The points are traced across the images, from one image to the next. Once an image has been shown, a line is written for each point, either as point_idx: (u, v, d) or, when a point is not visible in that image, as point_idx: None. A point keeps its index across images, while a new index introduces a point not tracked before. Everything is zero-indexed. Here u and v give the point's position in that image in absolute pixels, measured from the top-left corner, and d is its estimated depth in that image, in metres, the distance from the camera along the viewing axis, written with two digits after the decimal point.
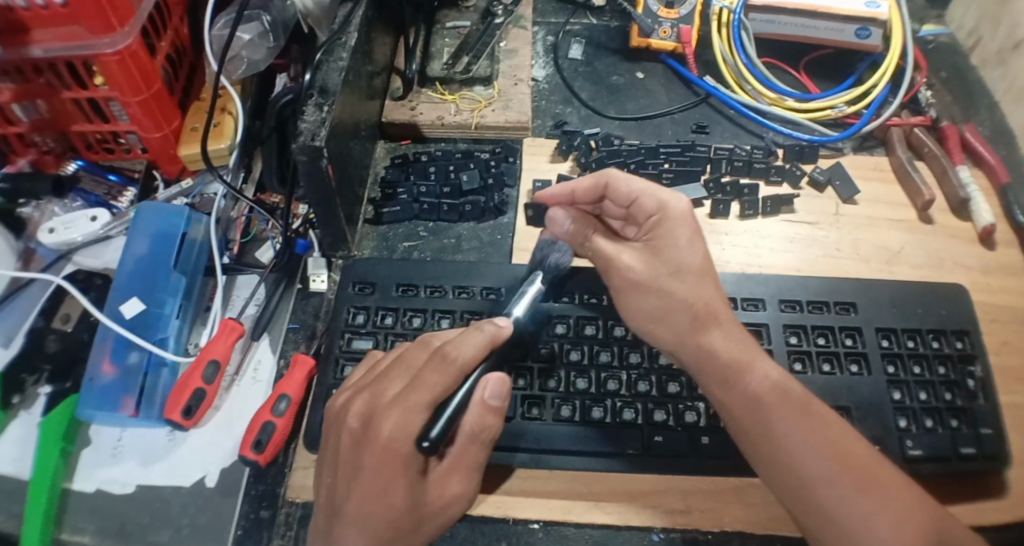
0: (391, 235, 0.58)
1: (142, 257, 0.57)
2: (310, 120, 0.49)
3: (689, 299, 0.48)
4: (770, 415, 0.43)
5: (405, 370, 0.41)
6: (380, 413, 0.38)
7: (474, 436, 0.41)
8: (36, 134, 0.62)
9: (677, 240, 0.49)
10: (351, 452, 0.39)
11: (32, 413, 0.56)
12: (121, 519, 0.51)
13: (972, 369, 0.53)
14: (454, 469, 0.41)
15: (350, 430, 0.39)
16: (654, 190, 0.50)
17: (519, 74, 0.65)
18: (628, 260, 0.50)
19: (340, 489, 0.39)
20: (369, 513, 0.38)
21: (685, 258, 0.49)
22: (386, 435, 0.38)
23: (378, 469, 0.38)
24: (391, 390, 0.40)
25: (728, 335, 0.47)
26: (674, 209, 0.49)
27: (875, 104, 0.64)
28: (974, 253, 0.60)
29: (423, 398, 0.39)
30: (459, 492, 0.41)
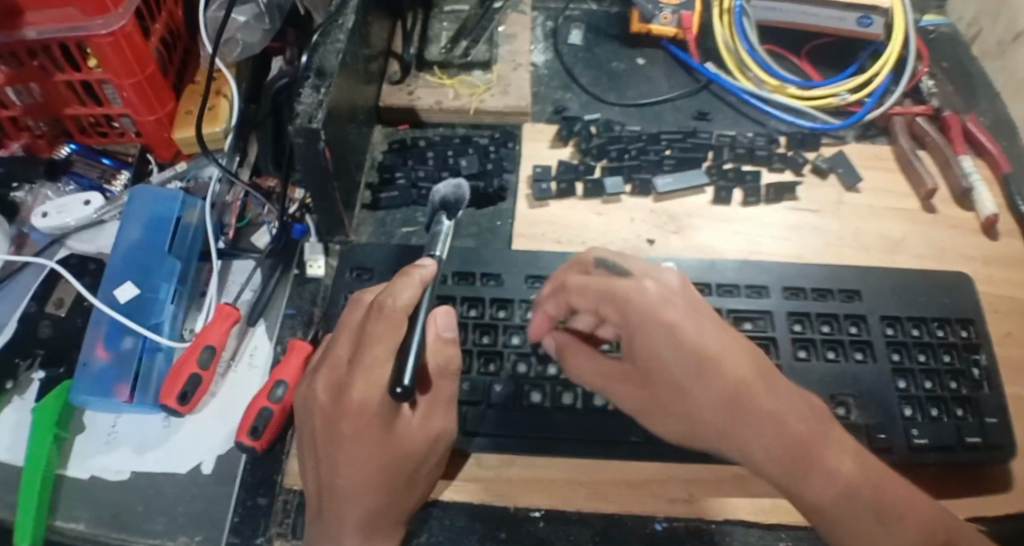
0: (388, 221, 0.57)
1: (137, 241, 0.56)
2: (307, 102, 0.48)
3: (702, 400, 0.36)
4: (804, 487, 0.36)
5: (351, 331, 0.44)
6: (347, 382, 0.42)
7: (441, 370, 0.45)
8: (28, 118, 0.61)
9: (664, 360, 0.37)
10: (326, 425, 0.42)
11: (26, 400, 0.55)
12: (116, 508, 0.50)
13: (976, 358, 0.53)
14: (431, 410, 0.45)
15: (321, 404, 0.42)
16: (600, 285, 0.39)
17: (519, 59, 0.64)
18: (630, 386, 0.41)
19: (324, 463, 0.43)
20: (356, 477, 0.42)
21: (675, 371, 0.37)
22: (357, 401, 0.41)
23: (355, 434, 0.42)
24: (348, 356, 0.43)
25: (764, 441, 0.36)
26: (633, 311, 0.37)
27: (878, 93, 0.64)
28: (977, 243, 0.60)
29: (382, 350, 0.41)
30: (440, 429, 0.45)
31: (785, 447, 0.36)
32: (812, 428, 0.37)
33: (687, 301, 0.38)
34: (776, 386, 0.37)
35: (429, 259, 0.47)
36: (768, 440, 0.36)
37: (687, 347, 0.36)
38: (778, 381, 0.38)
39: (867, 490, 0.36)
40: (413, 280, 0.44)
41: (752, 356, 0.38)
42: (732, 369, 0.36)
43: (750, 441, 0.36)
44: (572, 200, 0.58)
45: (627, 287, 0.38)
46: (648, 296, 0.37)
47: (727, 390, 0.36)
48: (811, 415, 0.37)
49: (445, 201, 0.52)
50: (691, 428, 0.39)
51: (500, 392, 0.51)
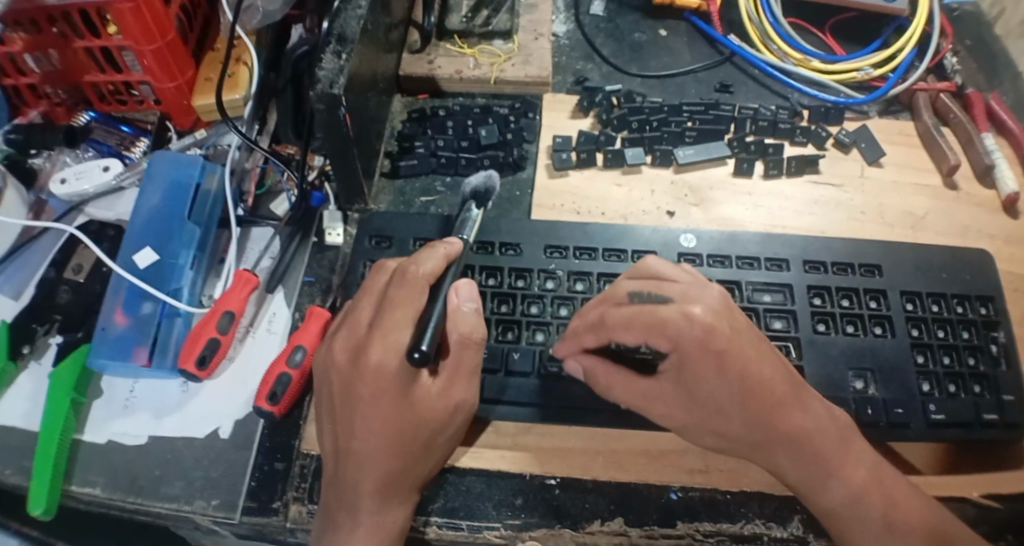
0: (408, 190, 0.57)
1: (156, 207, 0.56)
2: (328, 68, 0.48)
3: (741, 418, 0.42)
4: (825, 491, 0.42)
5: (374, 296, 0.44)
6: (365, 343, 0.42)
7: (463, 340, 0.43)
8: (48, 86, 0.61)
9: (706, 378, 0.41)
10: (345, 388, 0.43)
11: (43, 365, 0.55)
12: (133, 472, 0.50)
13: (995, 335, 0.52)
14: (452, 380, 0.44)
15: (339, 365, 0.43)
16: (652, 319, 0.40)
17: (540, 29, 0.63)
18: (674, 406, 0.44)
19: (341, 427, 0.43)
20: (372, 441, 0.42)
21: (719, 395, 0.42)
22: (374, 363, 0.41)
23: (372, 396, 0.42)
24: (366, 319, 0.43)
25: (797, 447, 0.42)
26: (685, 341, 0.40)
27: (902, 68, 0.63)
28: (999, 221, 0.59)
29: (402, 314, 0.42)
30: (461, 400, 0.45)
31: (804, 456, 0.42)
32: (829, 437, 0.42)
33: (732, 324, 0.41)
34: (806, 403, 0.43)
35: (456, 239, 0.49)
36: (792, 452, 0.43)
37: (731, 378, 0.41)
38: (808, 397, 0.43)
39: (875, 496, 0.42)
40: (438, 252, 0.45)
41: (789, 378, 0.43)
42: (773, 393, 0.42)
43: (776, 453, 0.43)
44: (591, 170, 0.58)
45: (676, 318, 0.40)
46: (701, 325, 0.40)
47: (759, 410, 0.42)
48: (834, 428, 0.43)
49: (476, 191, 0.54)
50: (728, 442, 0.44)
51: (520, 359, 0.50)
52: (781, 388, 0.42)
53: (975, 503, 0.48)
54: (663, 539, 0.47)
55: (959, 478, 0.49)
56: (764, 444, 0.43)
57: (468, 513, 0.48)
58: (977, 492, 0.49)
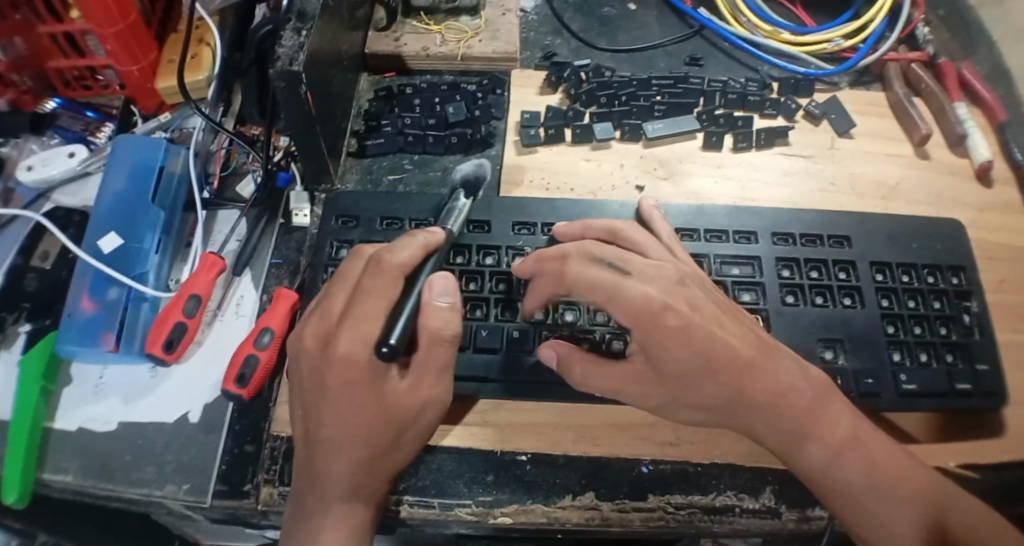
0: (375, 169, 0.57)
1: (120, 191, 0.56)
2: (288, 44, 0.47)
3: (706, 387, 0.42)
4: (805, 455, 0.43)
5: (348, 283, 0.43)
6: (336, 332, 0.41)
7: (433, 337, 0.41)
8: (13, 74, 0.59)
9: (671, 349, 0.41)
10: (314, 375, 0.42)
11: (12, 353, 0.54)
12: (104, 458, 0.50)
13: (967, 305, 0.52)
14: (422, 378, 0.42)
15: (309, 351, 0.42)
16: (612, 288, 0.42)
17: (508, 4, 0.63)
18: (648, 382, 0.43)
19: (312, 417, 0.43)
20: (339, 430, 0.42)
21: (684, 366, 0.41)
22: (342, 352, 0.40)
23: (343, 384, 0.41)
24: (337, 309, 0.42)
25: (772, 417, 0.43)
26: (639, 316, 0.41)
27: (873, 38, 0.63)
28: (972, 190, 0.59)
29: (374, 303, 0.41)
30: (431, 396, 0.43)
31: (779, 421, 0.43)
32: (804, 399, 0.43)
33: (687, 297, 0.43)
34: (775, 366, 0.43)
35: (440, 230, 0.48)
36: (768, 419, 0.43)
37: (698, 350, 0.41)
38: (780, 357, 0.43)
39: (855, 457, 0.42)
40: (417, 243, 0.45)
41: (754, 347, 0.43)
42: (735, 362, 0.42)
43: (753, 420, 0.43)
44: (561, 146, 0.58)
45: (628, 289, 0.41)
46: (656, 300, 0.41)
47: (731, 379, 0.42)
48: (803, 393, 0.43)
49: (466, 179, 0.56)
50: (708, 415, 0.43)
51: (488, 337, 0.50)
52: (749, 352, 0.42)
53: (948, 472, 0.48)
54: (635, 511, 0.47)
55: (931, 446, 0.49)
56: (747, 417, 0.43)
57: (440, 491, 0.48)
58: (950, 461, 0.49)
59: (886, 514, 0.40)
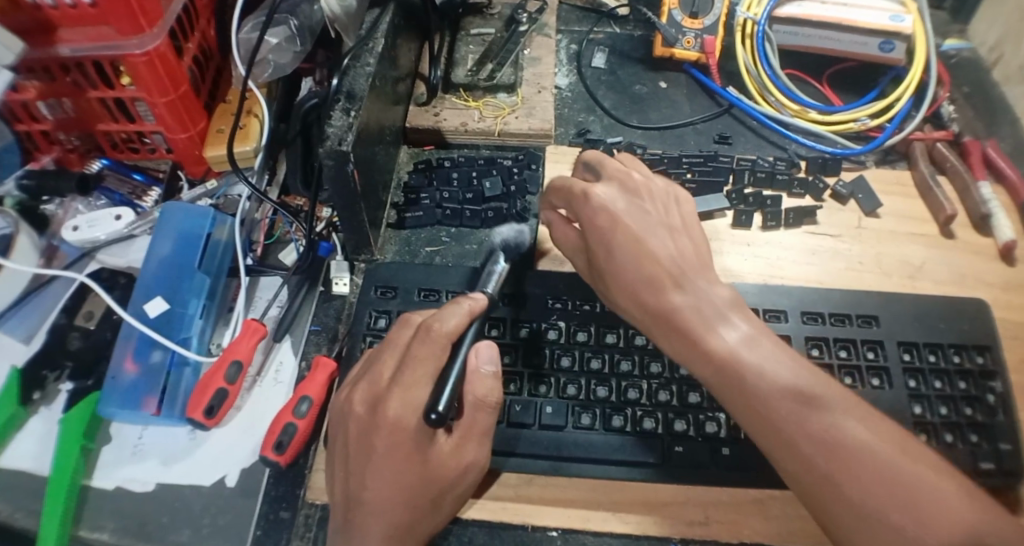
0: (413, 240, 0.59)
1: (166, 256, 0.58)
2: (338, 125, 0.49)
3: (691, 353, 0.41)
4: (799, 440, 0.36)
5: (398, 349, 0.44)
6: (384, 396, 0.42)
7: (478, 403, 0.44)
8: (61, 132, 0.63)
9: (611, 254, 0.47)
10: (361, 438, 0.42)
11: (53, 411, 0.56)
12: (140, 518, 0.50)
13: (992, 385, 0.52)
14: (465, 439, 0.45)
15: (357, 416, 0.43)
16: (618, 223, 0.47)
17: (543, 81, 0.66)
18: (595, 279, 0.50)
19: (354, 480, 0.43)
20: (383, 492, 0.42)
21: (619, 267, 0.46)
22: (392, 416, 0.41)
23: (389, 447, 0.41)
24: (387, 374, 0.43)
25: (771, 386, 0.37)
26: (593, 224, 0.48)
27: (898, 118, 0.65)
28: (996, 268, 0.60)
29: (421, 371, 0.42)
30: (473, 459, 0.45)
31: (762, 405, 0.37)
32: (800, 391, 0.37)
33: (689, 272, 0.44)
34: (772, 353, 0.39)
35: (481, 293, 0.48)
36: (753, 398, 0.37)
37: (659, 294, 0.44)
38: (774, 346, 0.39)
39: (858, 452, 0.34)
40: (461, 308, 0.45)
41: (794, 368, 0.38)
42: (769, 390, 0.37)
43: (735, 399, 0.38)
44: None
45: (587, 208, 0.49)
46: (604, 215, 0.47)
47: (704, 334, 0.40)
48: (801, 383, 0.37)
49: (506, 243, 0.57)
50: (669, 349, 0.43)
51: (521, 412, 0.51)
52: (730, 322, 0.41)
53: None
54: None
55: None
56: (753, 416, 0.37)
57: None
58: None
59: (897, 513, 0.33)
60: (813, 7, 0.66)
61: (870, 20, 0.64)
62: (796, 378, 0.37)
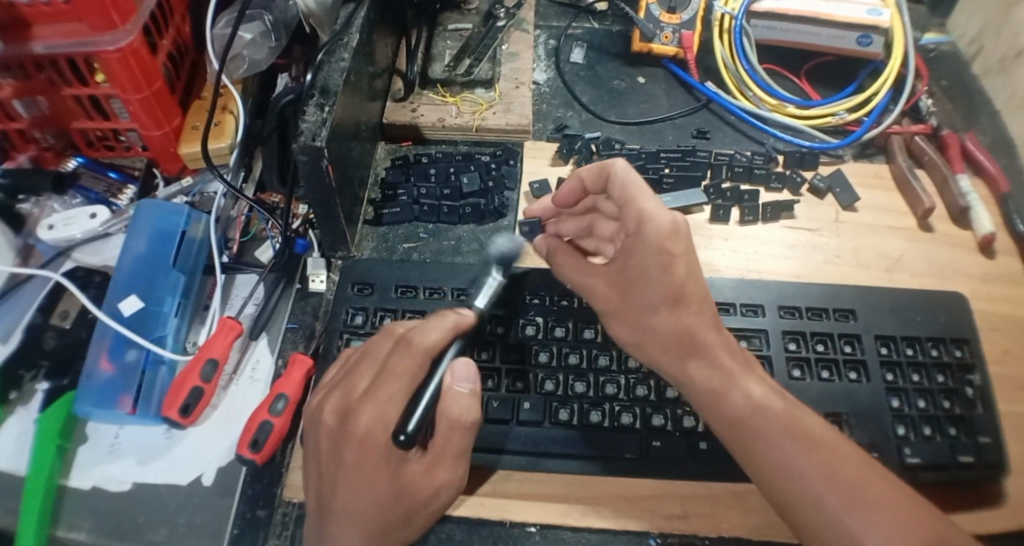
0: (391, 237, 0.59)
1: (142, 254, 0.58)
2: (311, 120, 0.48)
3: (682, 369, 0.46)
4: (768, 456, 0.41)
5: (374, 362, 0.43)
6: (355, 405, 0.41)
7: (452, 423, 0.42)
8: (36, 131, 0.62)
9: (647, 277, 0.45)
10: (331, 448, 0.41)
11: (29, 410, 0.55)
12: (117, 517, 0.50)
13: (970, 378, 0.53)
14: (437, 460, 0.42)
15: (327, 426, 0.41)
16: (664, 265, 0.44)
17: (521, 77, 0.66)
18: (609, 289, 0.49)
19: (325, 488, 0.41)
20: (352, 502, 0.40)
21: (653, 292, 0.45)
22: (362, 429, 0.40)
23: (358, 462, 0.40)
24: (359, 385, 0.42)
25: (753, 405, 0.43)
26: (649, 236, 0.43)
27: (876, 112, 0.65)
28: (974, 261, 0.60)
29: (395, 387, 0.41)
30: (446, 480, 0.43)
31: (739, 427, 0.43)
32: (772, 420, 0.42)
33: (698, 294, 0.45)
34: (749, 378, 0.45)
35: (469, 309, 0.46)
36: (727, 415, 0.44)
37: (670, 318, 0.46)
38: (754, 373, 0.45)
39: (818, 471, 0.40)
40: (445, 323, 0.43)
41: (782, 396, 0.44)
42: (746, 413, 0.43)
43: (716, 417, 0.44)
44: None
45: (636, 218, 0.44)
46: (659, 237, 0.43)
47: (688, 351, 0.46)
48: (775, 409, 0.43)
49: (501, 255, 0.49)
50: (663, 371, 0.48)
51: (498, 408, 0.51)
52: (711, 338, 0.46)
53: None
54: None
55: None
56: (726, 426, 0.44)
57: None
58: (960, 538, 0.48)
59: (856, 525, 0.37)
60: (790, 1, 0.65)
61: (848, 14, 0.64)
62: (768, 405, 0.43)
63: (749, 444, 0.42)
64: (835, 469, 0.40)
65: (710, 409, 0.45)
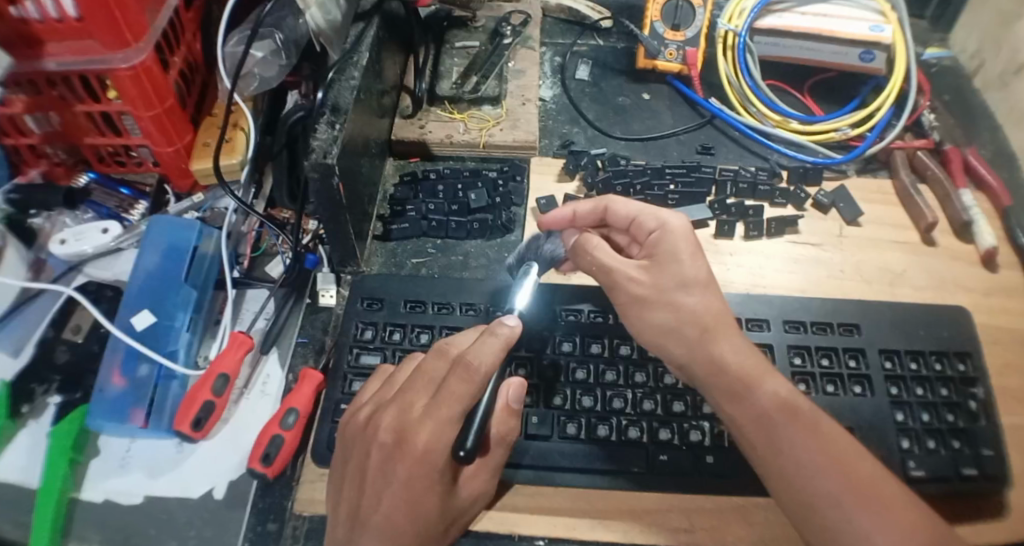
0: (400, 252, 0.59)
1: (154, 269, 0.58)
2: (322, 138, 0.49)
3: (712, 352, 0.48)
4: (786, 451, 0.43)
5: (429, 382, 0.41)
6: (414, 423, 0.40)
7: (500, 438, 0.44)
8: (47, 145, 0.63)
9: (679, 254, 0.50)
10: (382, 463, 0.40)
11: (42, 423, 0.56)
12: (129, 531, 0.50)
13: (973, 392, 0.53)
14: (478, 471, 0.45)
15: (381, 442, 0.40)
16: (689, 251, 0.51)
17: (527, 93, 0.66)
18: (640, 273, 0.51)
19: (366, 502, 0.40)
20: (398, 517, 0.39)
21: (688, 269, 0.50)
22: (421, 447, 0.39)
23: (409, 478, 0.39)
24: (418, 404, 0.41)
25: (771, 393, 0.46)
26: (668, 228, 0.52)
27: (879, 127, 0.66)
28: (976, 274, 0.61)
29: (456, 409, 0.40)
30: (480, 492, 0.45)
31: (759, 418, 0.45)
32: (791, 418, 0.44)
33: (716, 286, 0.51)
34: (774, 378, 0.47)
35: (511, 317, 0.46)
36: (746, 406, 0.46)
37: (701, 297, 0.49)
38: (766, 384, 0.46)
39: (832, 471, 0.42)
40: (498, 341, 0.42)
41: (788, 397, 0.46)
42: (764, 403, 0.45)
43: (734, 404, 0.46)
44: None
45: (653, 219, 0.52)
46: (677, 229, 0.51)
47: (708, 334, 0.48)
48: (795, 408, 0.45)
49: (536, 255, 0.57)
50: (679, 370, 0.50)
51: None
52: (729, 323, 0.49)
53: None
54: None
55: None
56: (749, 418, 0.45)
57: None
58: None
59: (866, 524, 0.40)
60: (792, 19, 0.66)
61: (850, 32, 0.65)
62: (788, 402, 0.45)
63: (772, 437, 0.44)
64: (849, 471, 0.42)
65: (732, 403, 0.46)
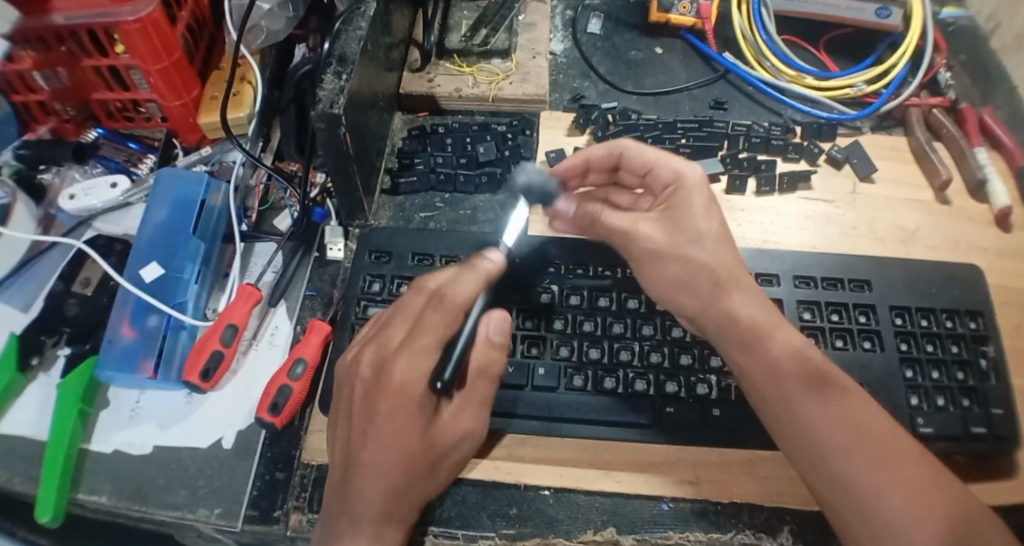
0: (407, 206, 0.59)
1: (162, 222, 0.58)
2: (329, 88, 0.49)
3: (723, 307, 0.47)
4: (799, 406, 0.43)
5: (408, 315, 0.42)
6: (391, 357, 0.40)
7: (479, 371, 0.44)
8: (57, 103, 0.63)
9: (693, 208, 0.49)
10: (365, 399, 0.40)
11: (50, 377, 0.56)
12: (138, 481, 0.51)
13: (984, 349, 0.52)
14: (464, 406, 0.44)
15: (362, 377, 0.41)
16: (705, 204, 0.49)
17: (537, 47, 0.66)
18: (656, 229, 0.49)
19: (355, 439, 0.41)
20: (386, 454, 0.40)
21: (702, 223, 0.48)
22: (398, 380, 0.39)
23: (392, 412, 0.40)
24: (397, 337, 0.41)
25: (784, 345, 0.45)
26: (686, 177, 0.50)
27: (895, 83, 0.65)
28: (990, 235, 0.60)
29: (432, 339, 0.40)
30: (469, 428, 0.44)
31: (772, 371, 0.45)
32: (802, 369, 0.44)
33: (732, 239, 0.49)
34: (787, 330, 0.47)
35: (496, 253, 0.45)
36: (759, 359, 0.45)
37: (715, 252, 0.48)
38: (778, 335, 0.46)
39: (845, 425, 0.42)
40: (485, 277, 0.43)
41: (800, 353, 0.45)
42: (776, 357, 0.45)
43: (746, 356, 0.46)
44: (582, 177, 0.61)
45: (670, 169, 0.51)
46: (694, 180, 0.50)
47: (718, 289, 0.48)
48: (807, 360, 0.45)
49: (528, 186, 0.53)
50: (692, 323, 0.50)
51: (513, 373, 0.51)
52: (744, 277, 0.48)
53: None
54: None
55: None
56: (764, 369, 0.45)
57: (463, 523, 0.48)
58: None
59: (876, 477, 0.41)
60: None
61: None
62: (802, 354, 0.45)
63: (786, 392, 0.44)
64: (862, 426, 0.42)
65: (743, 355, 0.46)
